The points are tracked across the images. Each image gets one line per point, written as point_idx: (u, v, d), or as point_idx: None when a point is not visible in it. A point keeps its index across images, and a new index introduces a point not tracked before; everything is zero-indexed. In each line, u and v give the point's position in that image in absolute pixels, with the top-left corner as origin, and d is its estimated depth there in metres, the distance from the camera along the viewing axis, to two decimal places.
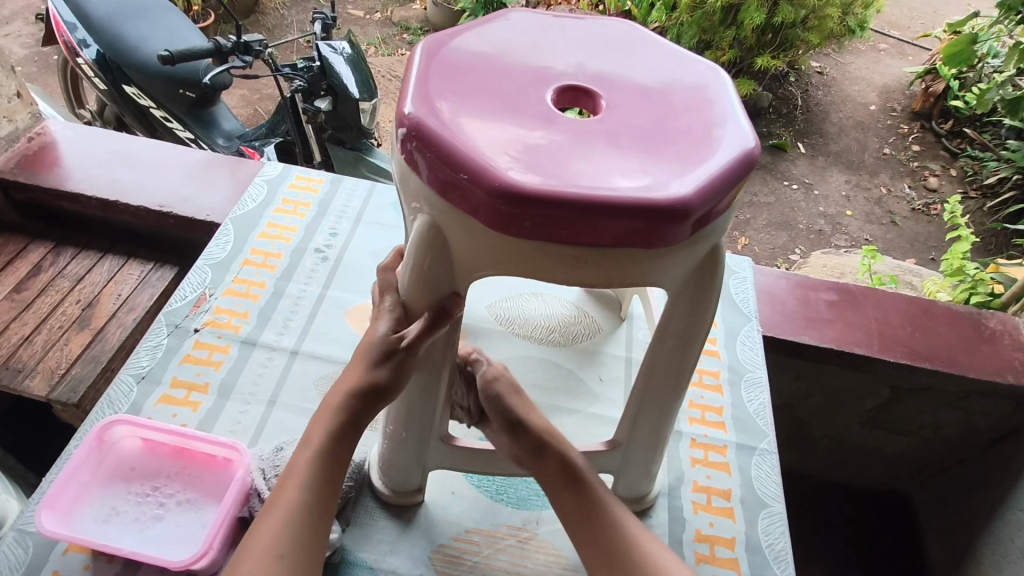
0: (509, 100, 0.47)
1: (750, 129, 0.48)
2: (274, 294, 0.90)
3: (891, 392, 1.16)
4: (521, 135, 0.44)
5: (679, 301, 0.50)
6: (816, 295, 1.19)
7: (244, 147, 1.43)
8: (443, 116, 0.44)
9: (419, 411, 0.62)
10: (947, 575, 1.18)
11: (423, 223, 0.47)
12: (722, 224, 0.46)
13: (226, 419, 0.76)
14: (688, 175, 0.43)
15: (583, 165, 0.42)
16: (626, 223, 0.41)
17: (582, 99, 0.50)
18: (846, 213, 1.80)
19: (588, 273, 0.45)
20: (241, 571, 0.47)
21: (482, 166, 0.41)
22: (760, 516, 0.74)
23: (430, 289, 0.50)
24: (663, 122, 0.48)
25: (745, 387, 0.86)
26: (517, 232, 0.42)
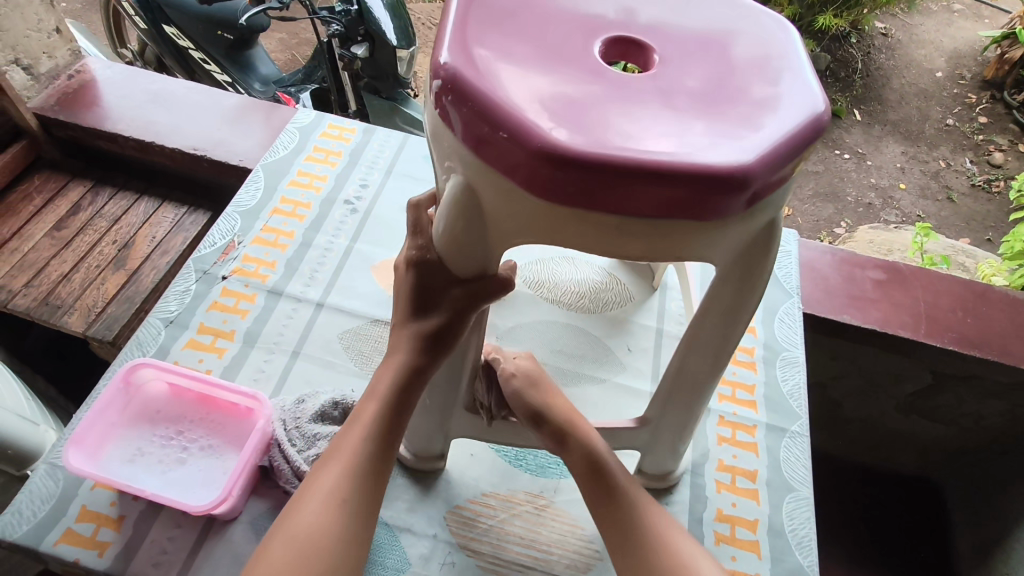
0: (553, 50, 0.43)
1: (818, 94, 0.44)
2: (302, 245, 0.89)
3: (933, 378, 1.11)
4: (565, 90, 0.40)
5: (727, 279, 0.47)
6: (862, 273, 1.14)
7: (280, 93, 1.41)
8: (481, 66, 0.40)
9: (452, 383, 0.61)
10: (973, 565, 1.15)
11: (456, 183, 0.43)
12: (781, 195, 0.42)
13: (250, 368, 0.77)
14: (747, 142, 0.39)
15: (631, 126, 0.39)
16: (678, 191, 0.38)
17: (632, 52, 0.46)
18: (900, 186, 1.70)
19: (631, 245, 0.41)
20: (304, 516, 0.46)
21: (523, 123, 0.38)
22: (786, 500, 0.72)
23: (463, 255, 0.47)
24: (721, 81, 0.44)
25: (780, 366, 0.83)
26: (557, 197, 0.39)
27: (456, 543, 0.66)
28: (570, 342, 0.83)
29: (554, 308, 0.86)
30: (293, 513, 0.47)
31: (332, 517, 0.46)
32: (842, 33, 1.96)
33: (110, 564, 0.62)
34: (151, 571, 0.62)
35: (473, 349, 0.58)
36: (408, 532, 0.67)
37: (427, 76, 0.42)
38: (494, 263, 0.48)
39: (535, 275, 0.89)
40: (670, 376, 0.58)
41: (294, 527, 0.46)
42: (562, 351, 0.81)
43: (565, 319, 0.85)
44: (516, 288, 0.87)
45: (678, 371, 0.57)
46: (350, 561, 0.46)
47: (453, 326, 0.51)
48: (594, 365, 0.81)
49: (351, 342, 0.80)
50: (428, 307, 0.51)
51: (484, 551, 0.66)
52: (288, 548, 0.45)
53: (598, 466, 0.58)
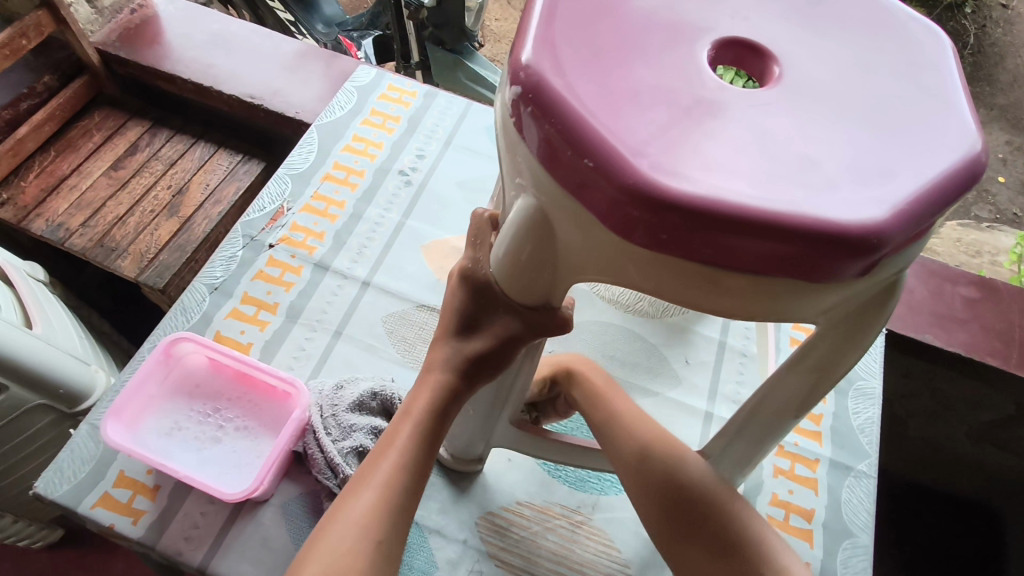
0: (656, 54, 0.37)
1: (969, 137, 0.37)
2: (353, 216, 0.85)
3: (1016, 410, 1.01)
4: (665, 111, 0.34)
5: (827, 336, 0.42)
6: (953, 288, 1.02)
7: (342, 37, 1.36)
8: (571, 73, 0.35)
9: (498, 399, 0.57)
10: None
11: (529, 205, 0.39)
12: (909, 255, 0.36)
13: (292, 343, 0.75)
14: (880, 193, 0.33)
15: (742, 163, 0.33)
16: (789, 248, 0.32)
17: (748, 59, 0.39)
18: (998, 179, 1.55)
19: (723, 301, 0.36)
20: (336, 548, 0.43)
21: (615, 153, 0.32)
22: (842, 545, 0.67)
23: (526, 279, 0.43)
24: (853, 108, 0.37)
25: (853, 397, 0.76)
26: (644, 240, 0.34)
27: (486, 552, 0.64)
28: (624, 346, 0.78)
29: (611, 309, 0.80)
30: (325, 545, 0.44)
31: (368, 554, 0.43)
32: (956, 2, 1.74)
33: (144, 533, 0.63)
34: (183, 544, 0.62)
35: (525, 374, 0.55)
36: (438, 534, 0.65)
37: (505, 77, 0.37)
38: (558, 297, 0.45)
39: None
40: (743, 417, 0.54)
41: (329, 564, 0.43)
42: (614, 357, 0.77)
43: (621, 321, 0.79)
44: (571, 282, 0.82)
45: (755, 411, 0.52)
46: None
47: (500, 353, 0.48)
48: (646, 375, 0.76)
49: (395, 327, 0.77)
50: (475, 331, 0.48)
51: (514, 563, 0.64)
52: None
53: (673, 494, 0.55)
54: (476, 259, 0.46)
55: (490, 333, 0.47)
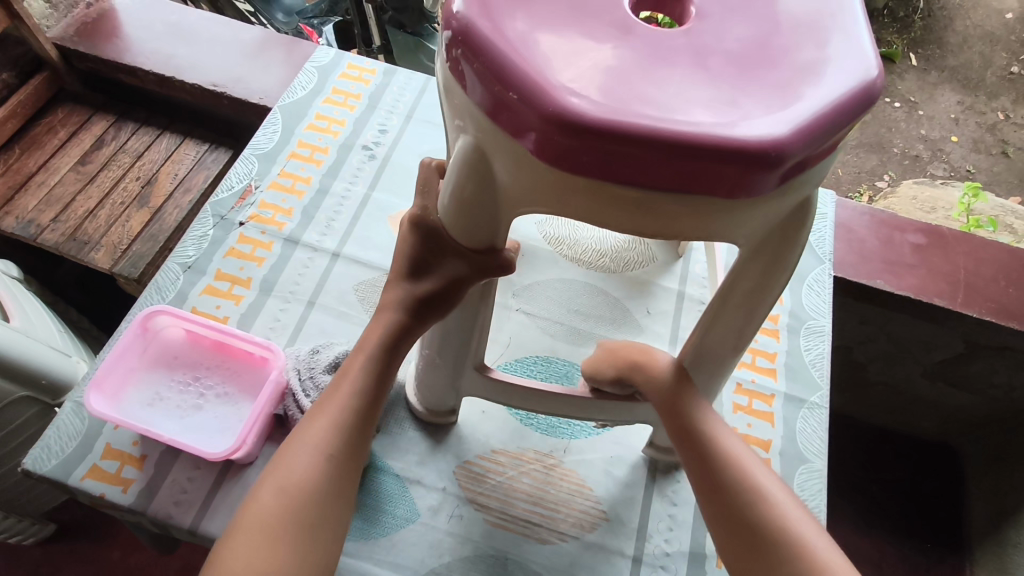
0: (580, 1, 0.40)
1: (870, 61, 0.39)
2: (319, 191, 0.87)
3: (965, 347, 1.07)
4: (589, 51, 0.37)
5: (754, 260, 0.46)
6: (901, 236, 1.08)
7: (303, 25, 1.37)
8: (498, 17, 0.37)
9: (459, 338, 0.59)
10: (984, 533, 1.14)
11: (468, 143, 0.42)
12: (818, 172, 0.40)
13: (267, 316, 0.77)
14: (784, 112, 0.36)
15: (657, 93, 0.36)
16: (701, 164, 0.35)
17: (668, 5, 0.42)
18: (951, 139, 1.60)
19: (647, 221, 0.40)
20: (289, 461, 0.48)
21: (537, 86, 0.35)
22: (798, 471, 0.72)
23: (469, 219, 0.46)
24: (761, 43, 0.40)
25: (805, 335, 0.81)
26: (570, 167, 0.37)
27: (464, 497, 0.68)
28: (588, 299, 0.81)
29: (574, 267, 0.84)
30: (282, 462, 0.48)
31: (321, 466, 0.47)
32: None
33: (134, 500, 0.65)
34: (173, 508, 0.65)
35: (482, 316, 0.57)
36: (418, 484, 0.68)
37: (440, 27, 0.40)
38: (501, 238, 0.48)
39: (555, 231, 0.86)
40: (688, 360, 0.58)
41: (284, 475, 0.47)
42: (578, 311, 0.80)
43: (584, 279, 0.83)
44: (535, 245, 0.85)
45: (698, 353, 0.56)
46: (339, 504, 0.48)
47: (447, 293, 0.51)
48: (610, 326, 0.79)
49: (365, 294, 0.80)
50: (426, 273, 0.51)
51: (492, 506, 0.67)
52: (280, 500, 0.46)
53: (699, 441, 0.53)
54: (426, 208, 0.50)
55: (438, 274, 0.50)
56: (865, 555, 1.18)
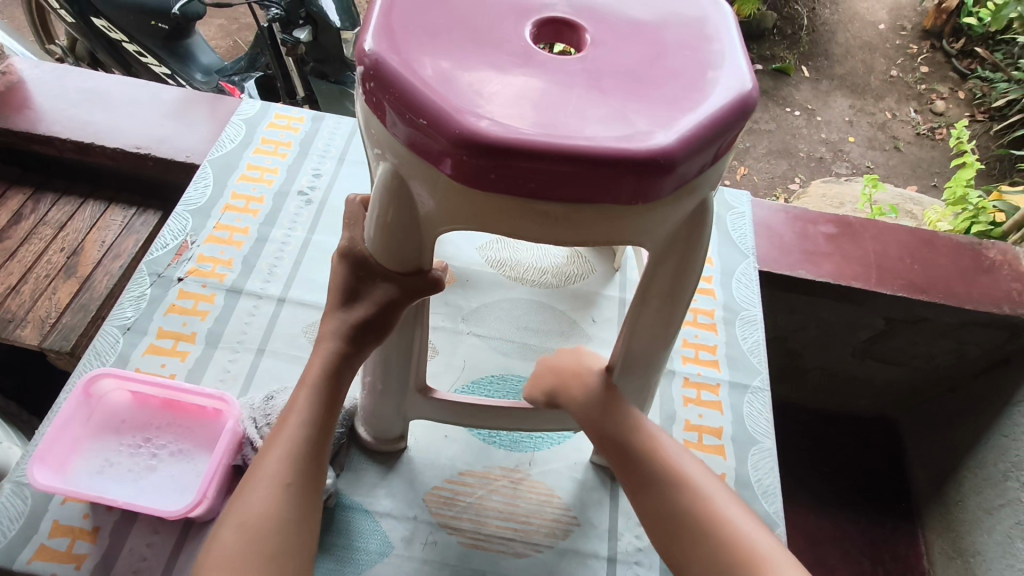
0: (483, 35, 0.43)
1: (746, 76, 0.43)
2: (258, 240, 0.88)
3: (886, 323, 1.15)
4: (492, 79, 0.40)
5: (663, 262, 0.48)
6: (814, 228, 1.17)
7: (223, 82, 1.36)
8: (405, 53, 0.40)
9: (397, 361, 0.60)
10: (931, 495, 1.22)
11: (387, 170, 0.44)
12: (708, 178, 0.43)
13: (216, 368, 0.76)
14: (669, 124, 0.39)
15: (554, 114, 0.39)
16: (601, 173, 0.38)
17: (565, 33, 0.46)
18: (849, 139, 1.75)
19: (561, 232, 0.42)
20: (248, 498, 0.47)
21: (443, 111, 0.38)
22: (751, 452, 0.76)
23: (396, 242, 0.48)
24: (649, 59, 0.43)
25: (740, 325, 0.86)
26: (482, 186, 0.39)
27: (436, 523, 0.68)
28: (535, 316, 0.84)
29: (518, 286, 0.87)
30: (240, 503, 0.47)
31: (280, 498, 0.47)
32: None
33: None
34: None
35: (417, 336, 0.58)
36: (388, 517, 0.68)
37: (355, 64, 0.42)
38: (427, 261, 0.50)
39: (496, 256, 0.89)
40: (620, 364, 0.59)
41: (243, 513, 0.46)
42: (528, 327, 0.83)
43: (530, 296, 0.86)
44: (478, 270, 0.88)
45: (625, 354, 0.58)
46: (304, 534, 0.48)
47: (380, 318, 0.52)
48: (560, 339, 0.82)
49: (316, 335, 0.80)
50: (358, 299, 0.52)
51: (465, 527, 0.68)
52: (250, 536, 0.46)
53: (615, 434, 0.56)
54: (352, 238, 0.52)
55: (369, 299, 0.52)
56: (827, 534, 1.23)
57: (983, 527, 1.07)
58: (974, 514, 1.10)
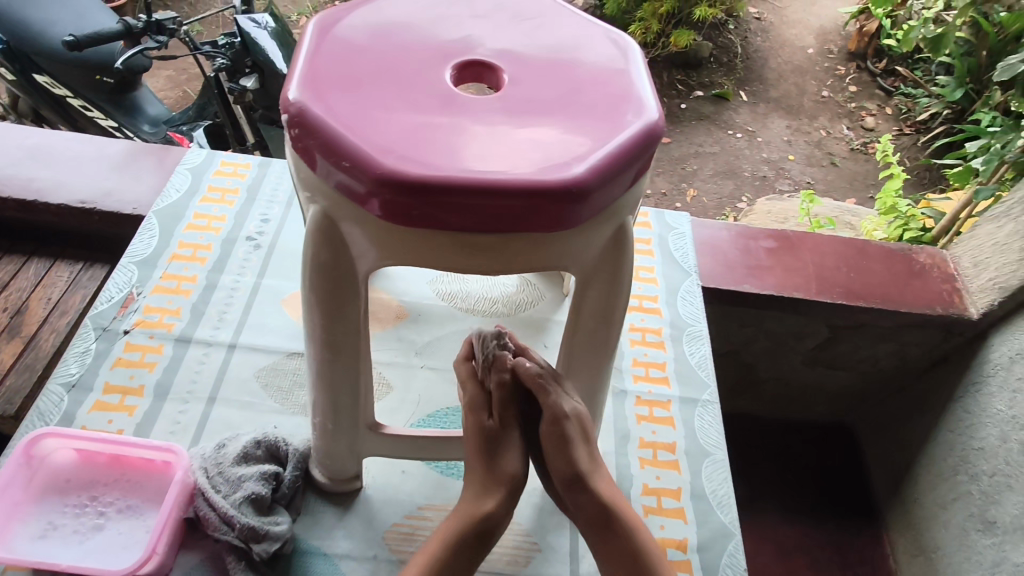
0: (404, 80, 0.45)
1: (653, 107, 0.46)
2: (207, 287, 0.88)
3: (830, 330, 1.19)
4: (412, 121, 0.42)
5: (592, 284, 0.51)
6: (756, 244, 1.22)
7: (172, 132, 1.36)
8: (328, 100, 0.42)
9: (348, 402, 0.60)
10: (890, 496, 1.25)
11: (317, 212, 0.45)
12: (623, 203, 0.46)
13: (165, 421, 0.75)
14: (581, 155, 0.42)
15: (473, 151, 0.41)
16: (519, 204, 0.40)
17: (485, 74, 0.48)
18: (789, 158, 1.83)
19: (488, 261, 0.44)
20: None
21: (365, 154, 0.40)
22: (704, 464, 0.78)
23: (332, 282, 0.48)
24: (564, 94, 0.46)
25: (687, 341, 0.89)
26: (408, 222, 0.41)
27: (397, 560, 0.67)
28: None
29: (469, 316, 0.88)
30: None
31: None
32: (719, 22, 2.11)
33: None
34: None
35: (364, 375, 0.58)
36: (347, 558, 0.67)
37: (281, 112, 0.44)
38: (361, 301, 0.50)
39: (447, 288, 0.91)
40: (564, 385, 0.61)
41: None
42: None
43: (481, 325, 0.88)
44: (430, 303, 0.89)
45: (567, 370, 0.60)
46: None
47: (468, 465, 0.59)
48: None
49: (268, 379, 0.80)
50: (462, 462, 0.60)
51: None
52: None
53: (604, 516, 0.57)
54: None
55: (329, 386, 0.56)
56: (796, 543, 1.25)
57: (940, 522, 1.11)
58: (931, 510, 1.13)
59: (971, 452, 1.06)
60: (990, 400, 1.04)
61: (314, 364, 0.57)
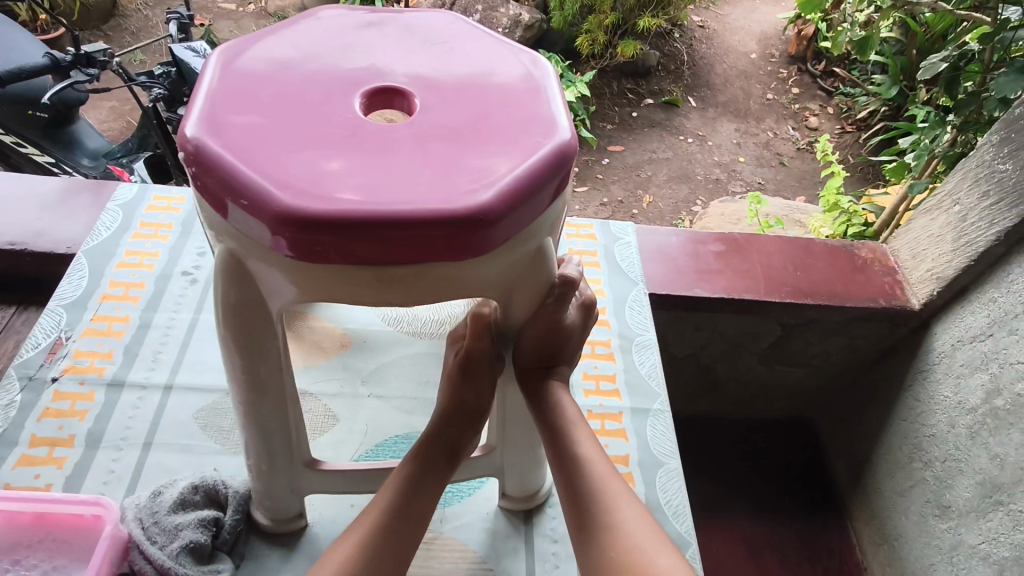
0: (309, 111, 0.44)
1: (564, 127, 0.45)
2: (141, 326, 0.85)
3: (782, 329, 1.20)
4: (313, 152, 0.41)
5: (513, 312, 0.51)
6: (705, 248, 1.22)
7: (112, 165, 1.30)
8: (228, 136, 0.41)
9: (280, 438, 0.58)
10: (853, 487, 1.27)
11: (224, 252, 0.44)
12: (538, 228, 0.45)
13: (98, 470, 0.71)
14: (489, 180, 0.41)
15: (376, 180, 0.40)
16: (425, 234, 0.39)
17: (395, 100, 0.47)
18: (740, 160, 1.87)
19: (403, 293, 0.43)
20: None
21: (262, 190, 0.39)
22: (658, 475, 0.77)
23: (245, 320, 0.47)
24: (474, 117, 0.46)
25: (636, 351, 0.89)
26: (313, 258, 0.40)
27: None
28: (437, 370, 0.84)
29: (417, 340, 0.87)
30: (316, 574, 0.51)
31: None
32: (664, 30, 2.16)
33: None
34: None
35: (292, 410, 0.57)
36: None
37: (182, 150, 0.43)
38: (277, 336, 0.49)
39: (393, 312, 0.90)
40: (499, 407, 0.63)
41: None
42: (430, 382, 0.83)
43: (429, 349, 0.86)
44: (376, 330, 0.88)
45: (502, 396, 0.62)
46: None
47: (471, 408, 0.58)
48: None
49: (208, 420, 0.77)
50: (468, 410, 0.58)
51: None
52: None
53: (560, 431, 0.56)
54: None
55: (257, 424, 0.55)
56: (765, 541, 1.26)
57: (900, 511, 1.13)
58: (891, 498, 1.15)
59: (923, 440, 1.08)
60: (937, 387, 1.06)
61: (239, 403, 0.55)
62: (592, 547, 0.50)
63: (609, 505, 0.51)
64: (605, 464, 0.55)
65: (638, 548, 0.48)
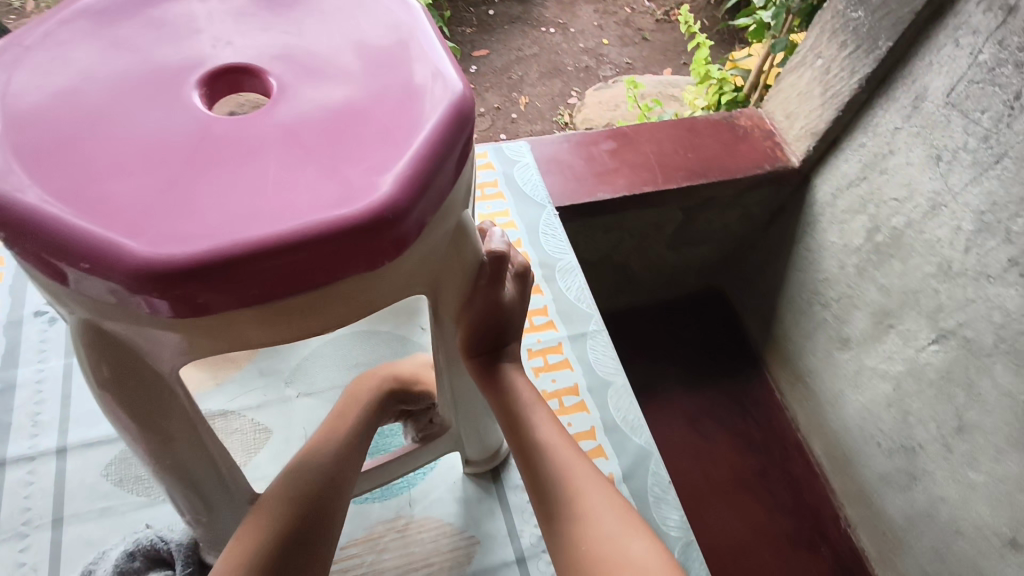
0: (134, 121, 0.35)
1: (452, 80, 0.39)
2: (3, 390, 0.72)
3: (683, 213, 1.21)
4: (155, 177, 0.33)
5: (442, 295, 0.45)
6: (597, 148, 1.15)
7: None
8: (33, 181, 0.32)
9: (214, 485, 0.51)
10: (766, 341, 1.38)
11: (81, 323, 0.35)
12: (454, 205, 0.40)
13: (6, 567, 0.62)
14: (385, 165, 0.35)
15: (249, 198, 0.33)
16: (327, 251, 0.33)
17: (243, 83, 0.39)
18: (604, 43, 1.82)
19: (320, 318, 0.37)
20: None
21: (103, 243, 0.31)
22: (608, 395, 0.78)
23: (135, 388, 0.39)
24: (346, 86, 0.38)
25: (560, 277, 0.88)
26: (196, 310, 0.32)
27: None
28: (362, 350, 0.79)
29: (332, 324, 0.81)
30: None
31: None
32: None
33: None
34: None
35: (217, 451, 0.50)
36: None
37: None
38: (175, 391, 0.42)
39: None
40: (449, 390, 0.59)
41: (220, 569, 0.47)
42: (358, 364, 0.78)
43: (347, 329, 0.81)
44: None
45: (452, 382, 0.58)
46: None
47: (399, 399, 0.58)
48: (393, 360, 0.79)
49: (121, 473, 0.68)
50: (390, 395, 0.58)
51: None
52: None
53: (516, 418, 0.53)
54: None
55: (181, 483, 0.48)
56: (700, 410, 1.36)
57: (809, 352, 1.24)
58: (800, 343, 1.26)
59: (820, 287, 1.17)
60: (825, 234, 1.13)
61: (150, 468, 0.47)
62: (561, 538, 0.49)
63: (576, 489, 0.50)
64: (568, 445, 0.53)
65: (611, 539, 0.47)
